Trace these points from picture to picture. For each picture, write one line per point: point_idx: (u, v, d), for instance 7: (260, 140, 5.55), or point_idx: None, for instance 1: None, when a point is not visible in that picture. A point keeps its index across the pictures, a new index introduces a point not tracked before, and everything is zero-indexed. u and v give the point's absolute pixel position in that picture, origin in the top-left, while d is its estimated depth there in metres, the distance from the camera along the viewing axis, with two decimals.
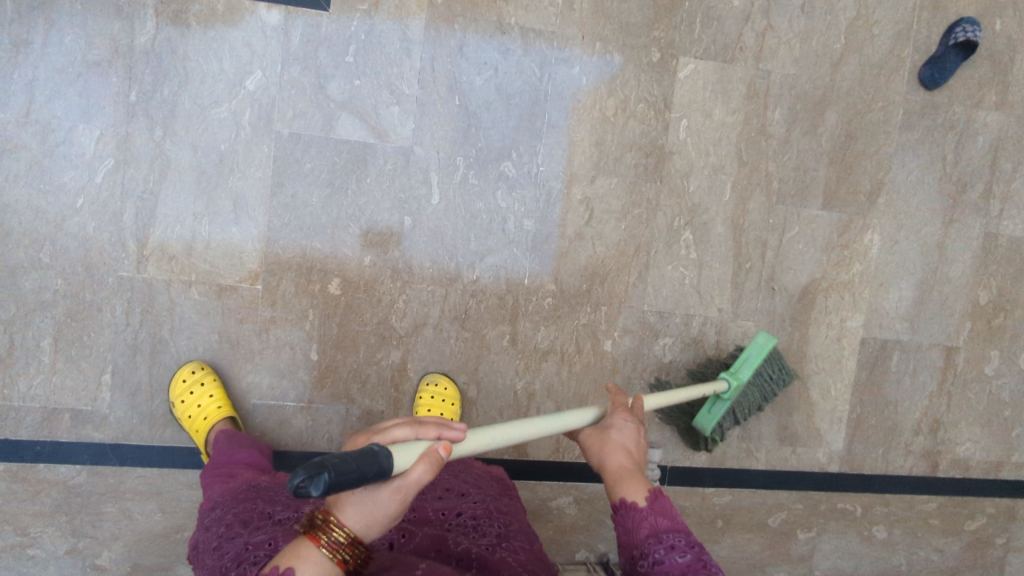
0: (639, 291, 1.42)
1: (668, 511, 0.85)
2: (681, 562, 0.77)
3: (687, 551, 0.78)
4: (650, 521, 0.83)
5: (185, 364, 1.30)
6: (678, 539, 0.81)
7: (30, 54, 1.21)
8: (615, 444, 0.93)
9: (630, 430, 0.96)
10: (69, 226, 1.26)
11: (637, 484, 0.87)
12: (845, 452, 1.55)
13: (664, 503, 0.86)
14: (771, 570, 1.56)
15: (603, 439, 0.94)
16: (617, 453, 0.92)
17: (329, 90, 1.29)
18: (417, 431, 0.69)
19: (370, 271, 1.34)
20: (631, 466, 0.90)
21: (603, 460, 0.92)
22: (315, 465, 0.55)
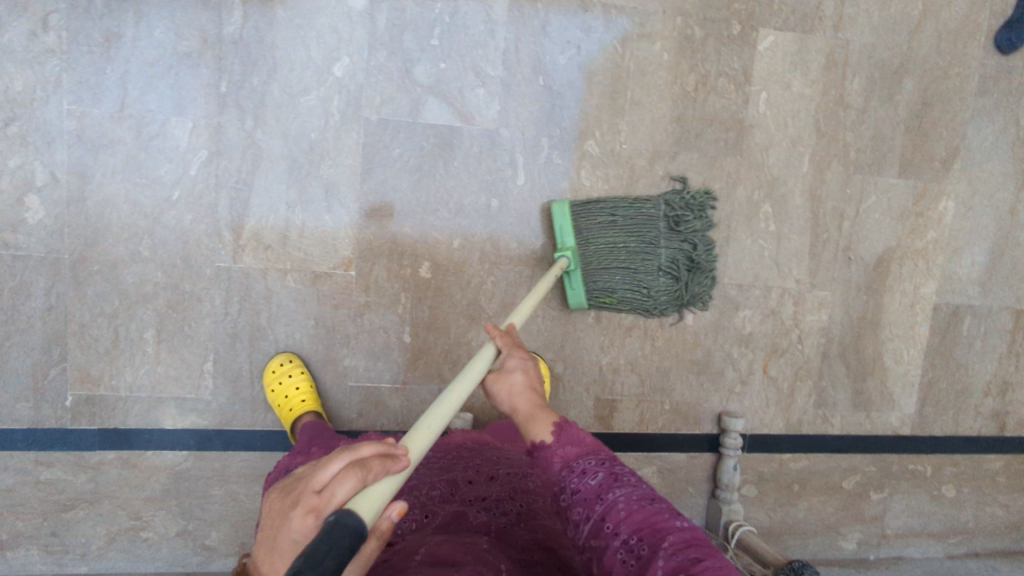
0: (720, 265, 1.44)
1: (577, 437, 0.80)
2: (593, 484, 0.72)
3: (598, 470, 0.74)
4: (560, 451, 0.78)
5: (277, 355, 1.34)
6: (588, 459, 0.76)
7: (122, 48, 1.21)
8: (516, 385, 0.89)
9: (529, 366, 0.92)
10: (167, 219, 1.27)
11: (544, 419, 0.84)
12: (917, 416, 1.58)
13: (571, 429, 0.82)
14: (844, 530, 1.61)
15: (507, 386, 0.89)
16: (520, 394, 0.88)
17: (415, 74, 1.29)
18: (365, 474, 0.56)
19: (460, 253, 1.36)
20: (533, 407, 0.86)
21: (509, 404, 0.88)
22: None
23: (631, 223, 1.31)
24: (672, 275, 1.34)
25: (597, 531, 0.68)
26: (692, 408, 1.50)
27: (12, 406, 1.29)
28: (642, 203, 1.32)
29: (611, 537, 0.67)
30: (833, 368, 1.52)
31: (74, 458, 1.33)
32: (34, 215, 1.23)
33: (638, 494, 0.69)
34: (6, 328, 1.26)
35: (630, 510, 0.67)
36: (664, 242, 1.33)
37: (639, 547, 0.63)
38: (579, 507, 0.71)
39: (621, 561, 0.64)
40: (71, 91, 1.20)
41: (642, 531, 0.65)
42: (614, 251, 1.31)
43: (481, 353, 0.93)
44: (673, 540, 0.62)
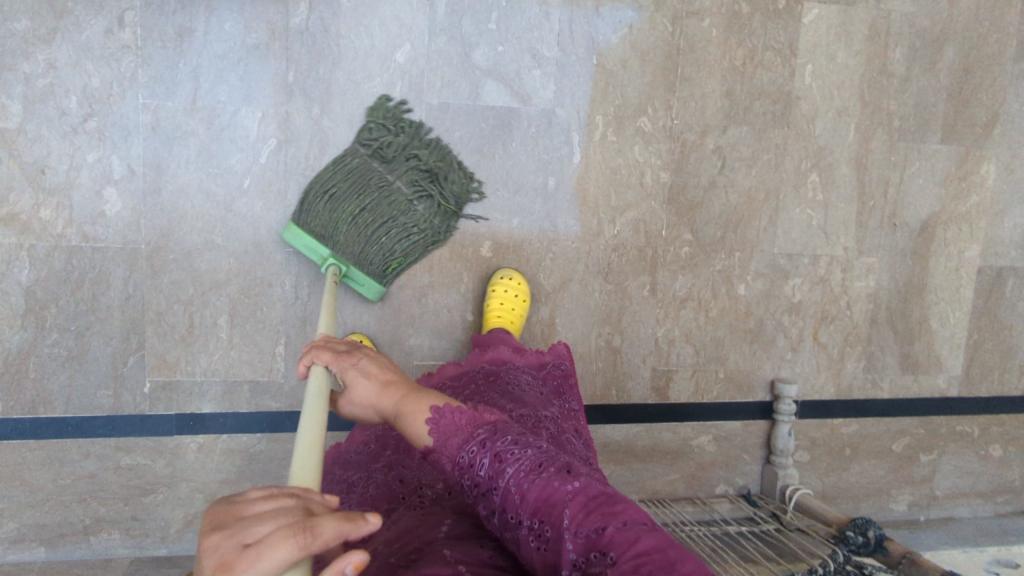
0: (770, 235, 1.48)
1: (451, 424, 0.77)
2: (484, 476, 0.72)
3: (483, 457, 0.72)
4: (444, 448, 0.76)
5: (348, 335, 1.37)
6: (472, 449, 0.74)
7: (194, 42, 1.25)
8: (370, 392, 0.83)
9: (368, 366, 0.85)
10: (238, 207, 1.32)
11: (415, 407, 0.80)
12: (963, 376, 1.60)
13: (448, 417, 0.77)
14: (896, 493, 1.62)
15: (363, 400, 0.84)
16: (379, 397, 0.83)
17: (474, 58, 1.33)
18: (305, 537, 0.48)
19: (519, 232, 1.40)
20: (399, 400, 0.82)
21: (374, 410, 0.84)
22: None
23: (358, 186, 1.24)
24: (433, 198, 1.30)
25: (507, 521, 0.69)
26: (746, 376, 1.52)
27: (93, 393, 1.33)
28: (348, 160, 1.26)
29: (518, 526, 0.68)
30: (882, 333, 1.55)
31: (153, 443, 1.37)
32: (111, 206, 1.28)
33: (528, 466, 0.70)
34: (87, 318, 1.30)
35: (524, 491, 0.68)
36: (392, 176, 1.26)
37: (543, 528, 0.65)
38: (484, 505, 0.72)
39: (536, 546, 0.66)
40: (147, 86, 1.25)
41: (541, 510, 0.66)
42: (366, 219, 1.24)
43: (315, 373, 0.83)
44: (571, 513, 0.64)
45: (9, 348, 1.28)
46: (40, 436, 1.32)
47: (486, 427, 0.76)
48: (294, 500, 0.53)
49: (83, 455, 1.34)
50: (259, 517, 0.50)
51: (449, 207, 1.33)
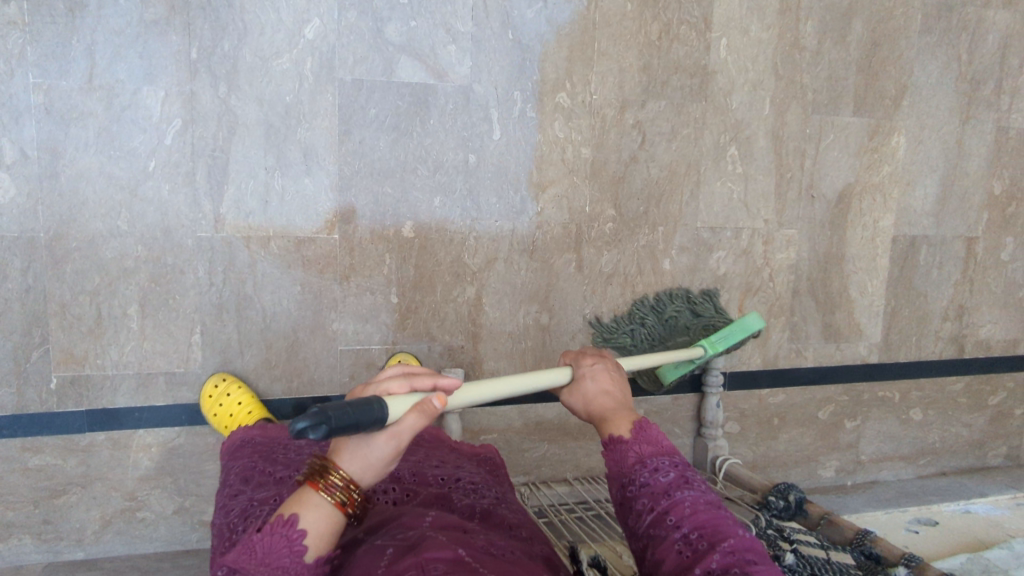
0: (693, 208, 1.49)
1: (654, 434, 0.79)
2: (664, 480, 0.74)
3: (673, 471, 0.74)
4: (639, 448, 0.77)
5: (213, 379, 1.32)
6: (665, 460, 0.75)
7: (87, 18, 1.21)
8: (594, 392, 0.85)
9: (602, 368, 0.88)
10: (144, 190, 1.26)
11: (620, 417, 0.81)
12: (883, 342, 1.65)
13: (654, 429, 0.79)
14: (823, 460, 1.65)
15: (581, 397, 0.86)
16: (602, 399, 0.84)
17: (386, 33, 1.32)
18: (411, 382, 0.68)
19: (440, 211, 1.39)
20: (615, 407, 0.83)
21: (586, 407, 0.85)
22: (317, 414, 0.57)
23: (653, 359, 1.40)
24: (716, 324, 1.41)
25: (659, 521, 0.71)
26: None
27: None
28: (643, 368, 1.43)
29: (672, 529, 0.70)
30: (804, 303, 1.58)
31: (62, 442, 1.30)
32: (4, 193, 1.21)
33: (706, 499, 0.72)
34: None
35: (697, 510, 0.70)
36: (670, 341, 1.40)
37: (698, 542, 0.68)
38: (644, 499, 0.73)
39: (679, 551, 0.68)
40: (38, 64, 1.20)
41: (705, 529, 0.68)
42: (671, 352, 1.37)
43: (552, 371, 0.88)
44: (734, 542, 0.67)
45: None
46: None
47: (677, 454, 0.77)
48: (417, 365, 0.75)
49: None
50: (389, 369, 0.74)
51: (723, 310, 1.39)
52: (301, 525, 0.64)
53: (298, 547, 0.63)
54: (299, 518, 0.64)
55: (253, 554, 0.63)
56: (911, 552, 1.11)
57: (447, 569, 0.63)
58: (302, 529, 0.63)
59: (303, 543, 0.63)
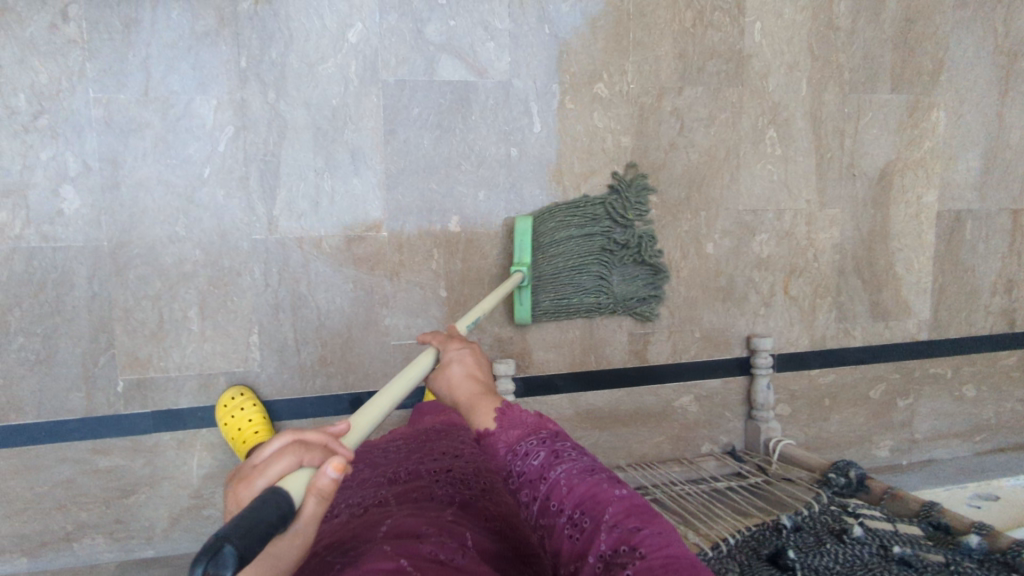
0: (734, 192, 1.50)
1: (517, 417, 0.78)
2: (537, 464, 0.71)
3: (540, 450, 0.72)
4: (503, 436, 0.76)
5: (228, 390, 1.35)
6: (531, 440, 0.73)
7: (141, 33, 1.26)
8: (456, 377, 0.88)
9: (465, 352, 0.91)
10: (200, 196, 1.31)
11: (484, 407, 0.81)
12: (932, 319, 1.63)
13: (512, 411, 0.78)
14: (878, 440, 1.64)
15: (446, 381, 0.88)
16: (463, 383, 0.87)
17: (426, 33, 1.35)
18: (305, 452, 0.51)
19: (485, 205, 1.41)
20: (477, 391, 0.84)
21: (451, 395, 0.87)
22: (215, 540, 0.39)
23: (590, 288, 1.43)
24: (607, 218, 1.43)
25: (545, 510, 0.68)
26: (721, 334, 1.53)
27: (66, 397, 1.30)
28: (610, 300, 1.44)
29: (557, 516, 0.66)
30: (850, 282, 1.57)
31: (130, 443, 1.34)
32: (69, 204, 1.27)
33: (580, 467, 0.69)
34: (53, 319, 1.28)
35: (572, 485, 0.67)
36: (612, 275, 1.44)
37: (582, 521, 0.64)
38: (524, 491, 0.70)
39: (569, 538, 0.64)
40: (97, 80, 1.25)
41: (584, 504, 0.65)
42: (570, 272, 1.41)
43: (421, 355, 0.91)
44: (613, 511, 0.63)
45: None
46: (13, 443, 1.29)
47: (547, 427, 0.75)
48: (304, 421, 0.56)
49: (59, 460, 1.31)
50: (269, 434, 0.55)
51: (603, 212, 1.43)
52: None
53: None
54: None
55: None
56: (981, 523, 1.10)
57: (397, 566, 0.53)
58: None
59: None
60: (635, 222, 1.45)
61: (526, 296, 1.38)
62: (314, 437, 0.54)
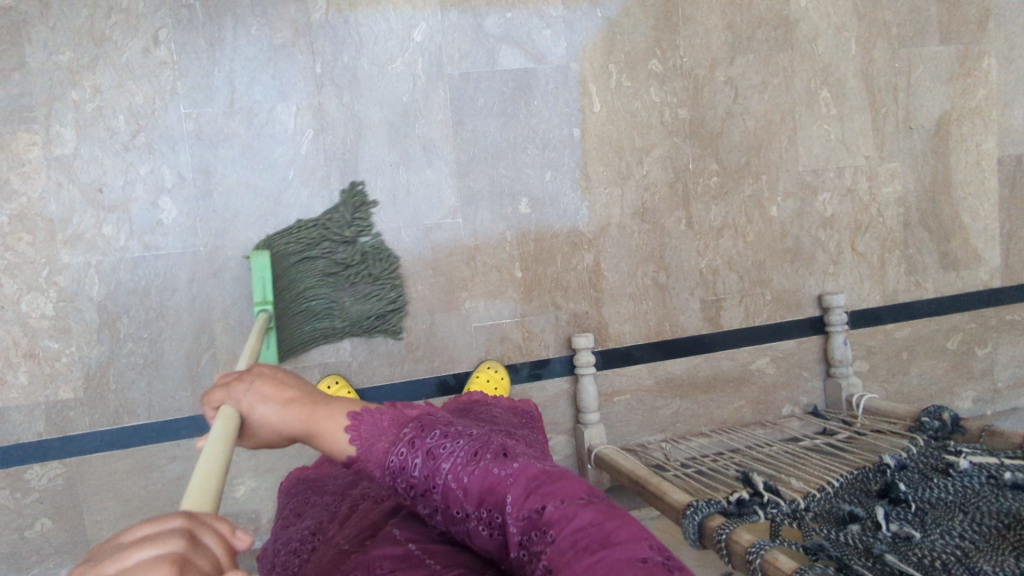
0: (792, 154, 1.54)
1: (377, 424, 0.70)
2: (420, 476, 0.63)
3: (414, 457, 0.64)
4: (373, 453, 0.68)
5: (324, 377, 1.39)
6: (401, 451, 0.65)
7: (225, 49, 1.35)
8: (270, 414, 0.76)
9: (257, 386, 0.77)
10: (286, 197, 1.39)
11: (332, 424, 0.73)
12: (1003, 265, 1.63)
13: (369, 423, 0.70)
14: (960, 391, 1.63)
15: (265, 424, 0.76)
16: (283, 416, 0.76)
17: (486, 27, 1.43)
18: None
19: (552, 185, 1.47)
20: (308, 413, 0.75)
21: (280, 431, 0.77)
22: None
23: (320, 312, 1.36)
24: (325, 240, 1.37)
25: (452, 517, 0.62)
26: (793, 295, 1.55)
27: (173, 396, 1.37)
28: (325, 323, 1.37)
29: (464, 520, 0.61)
30: (917, 235, 1.59)
31: None
32: (167, 214, 1.35)
33: (461, 458, 0.62)
34: (158, 323, 1.36)
35: (463, 484, 0.60)
36: (341, 298, 1.38)
37: (490, 517, 0.59)
38: (422, 504, 0.64)
39: (489, 535, 0.59)
40: (187, 96, 1.35)
41: (484, 500, 0.59)
42: (295, 303, 1.33)
43: (220, 415, 0.73)
44: (514, 496, 0.57)
45: (89, 362, 1.33)
46: (128, 444, 1.35)
47: (411, 424, 0.67)
48: (187, 525, 0.44)
49: (170, 458, 1.37)
50: (139, 527, 0.43)
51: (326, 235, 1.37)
52: None
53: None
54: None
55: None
56: None
57: (390, 566, 0.61)
58: None
59: None
60: (360, 238, 1.40)
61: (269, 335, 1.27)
62: (196, 561, 0.42)
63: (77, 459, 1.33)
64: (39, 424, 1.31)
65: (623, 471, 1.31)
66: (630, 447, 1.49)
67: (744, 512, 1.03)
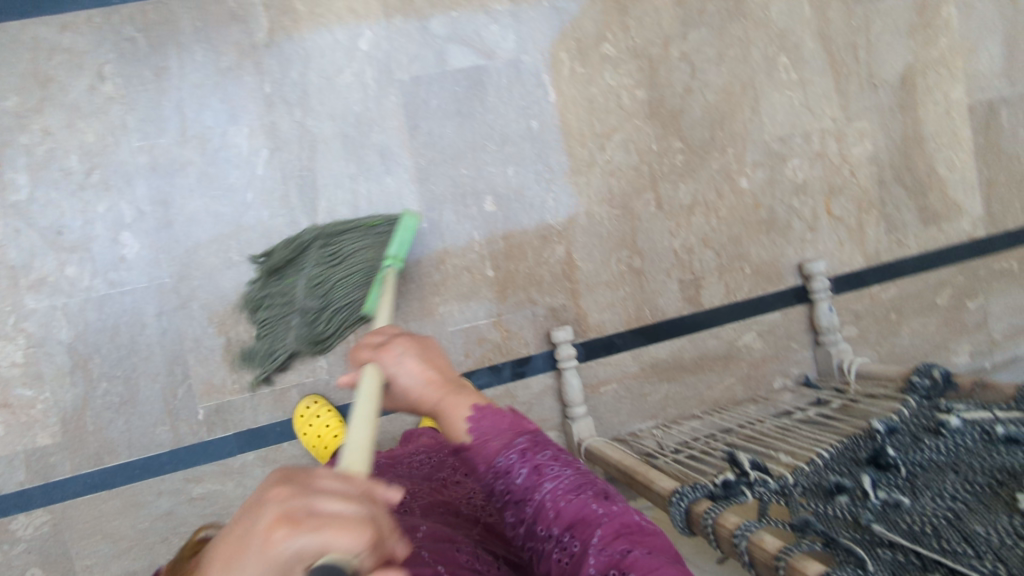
0: (757, 123, 1.51)
1: (495, 424, 0.77)
2: (522, 485, 0.73)
3: (523, 467, 0.73)
4: (485, 449, 0.76)
5: (301, 400, 1.40)
6: (512, 455, 0.74)
7: (171, 78, 1.35)
8: (410, 384, 0.81)
9: (405, 356, 0.82)
10: (247, 220, 1.37)
11: (456, 411, 0.79)
12: (985, 214, 1.60)
13: (490, 418, 0.78)
14: (955, 346, 1.59)
15: (404, 390, 0.82)
16: (420, 389, 0.81)
17: (432, 29, 1.42)
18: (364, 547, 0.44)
19: (516, 179, 1.45)
20: (443, 393, 0.80)
21: (411, 399, 0.82)
22: None
23: (332, 310, 1.32)
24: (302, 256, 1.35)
25: (533, 533, 0.71)
26: (772, 265, 1.53)
27: (153, 432, 1.35)
28: (298, 334, 1.33)
29: (545, 538, 0.70)
30: (893, 192, 1.56)
31: (218, 468, 1.38)
32: (129, 249, 1.34)
33: (566, 486, 0.72)
34: (130, 360, 1.34)
35: (560, 508, 0.70)
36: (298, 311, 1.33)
37: (571, 543, 0.68)
38: (512, 511, 0.73)
39: (558, 558, 0.69)
40: (138, 128, 1.34)
41: (573, 527, 0.69)
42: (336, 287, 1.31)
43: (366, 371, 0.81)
44: (601, 534, 0.67)
45: (65, 406, 1.32)
46: (112, 484, 1.34)
47: (527, 436, 0.77)
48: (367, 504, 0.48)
49: (155, 494, 1.35)
50: (324, 475, 0.49)
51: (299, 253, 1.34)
52: None
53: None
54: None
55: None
56: None
57: None
58: None
59: None
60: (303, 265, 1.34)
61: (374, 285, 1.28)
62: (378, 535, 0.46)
63: (61, 505, 1.32)
64: (20, 472, 1.31)
65: (612, 463, 1.27)
66: (621, 437, 1.46)
67: (731, 493, 0.99)
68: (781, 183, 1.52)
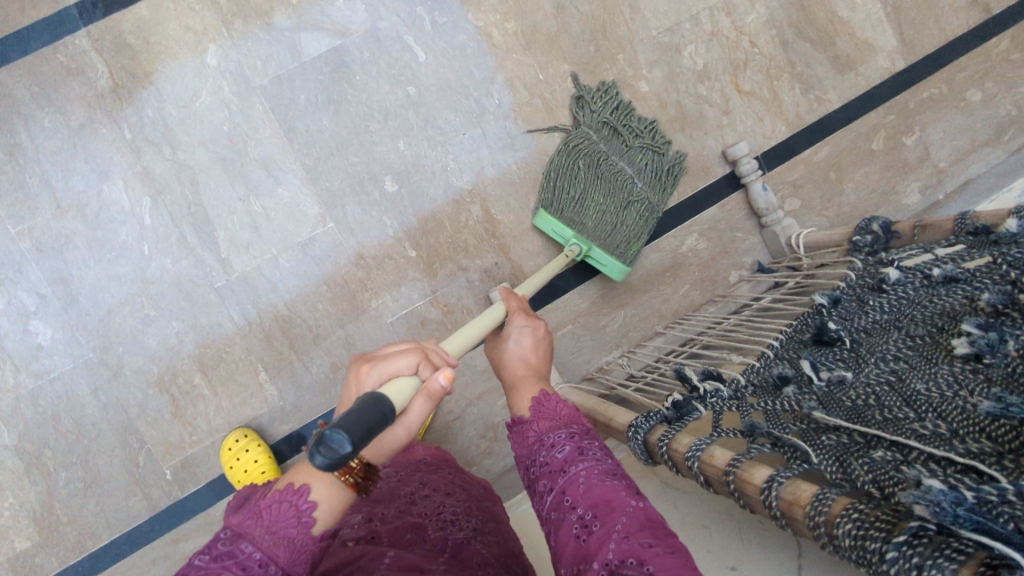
0: (640, 21, 1.43)
1: (553, 411, 0.78)
2: (561, 459, 0.71)
3: (567, 444, 0.72)
4: (538, 425, 0.77)
5: (230, 433, 1.33)
6: (560, 434, 0.74)
7: (27, 153, 1.28)
8: (510, 354, 0.89)
9: (525, 331, 0.92)
10: (152, 273, 1.32)
11: (527, 391, 0.83)
12: (899, 44, 1.52)
13: (551, 403, 0.79)
14: (902, 188, 1.53)
15: (502, 351, 0.90)
16: (513, 359, 0.89)
17: (276, 24, 1.33)
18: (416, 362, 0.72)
19: (411, 152, 1.38)
20: (523, 375, 0.86)
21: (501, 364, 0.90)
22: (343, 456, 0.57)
23: (589, 174, 1.33)
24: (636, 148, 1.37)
25: (558, 504, 0.68)
26: (696, 161, 1.47)
27: (126, 505, 1.33)
28: (581, 137, 1.37)
29: (570, 509, 0.66)
30: (799, 50, 1.48)
31: (201, 521, 1.36)
32: (43, 336, 1.30)
33: (602, 468, 0.69)
34: (80, 444, 1.31)
35: (592, 484, 0.67)
36: (602, 145, 1.36)
37: (592, 522, 0.64)
38: (544, 479, 0.71)
39: (576, 534, 0.64)
40: (12, 214, 1.28)
41: (598, 507, 0.65)
42: (609, 172, 1.34)
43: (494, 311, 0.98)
44: (626, 522, 0.62)
45: (32, 506, 1.31)
46: (102, 567, 1.33)
47: (580, 425, 0.76)
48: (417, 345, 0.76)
49: (147, 563, 1.34)
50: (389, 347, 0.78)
51: (663, 168, 1.38)
52: (311, 496, 0.64)
53: (305, 519, 0.62)
54: (310, 490, 0.64)
55: (259, 519, 0.61)
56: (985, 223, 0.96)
57: None
58: (313, 500, 0.64)
59: (311, 514, 0.63)
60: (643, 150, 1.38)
61: (569, 232, 1.32)
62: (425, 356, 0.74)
63: None
64: None
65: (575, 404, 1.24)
66: (589, 376, 1.43)
67: (683, 413, 0.95)
68: (682, 75, 1.45)
